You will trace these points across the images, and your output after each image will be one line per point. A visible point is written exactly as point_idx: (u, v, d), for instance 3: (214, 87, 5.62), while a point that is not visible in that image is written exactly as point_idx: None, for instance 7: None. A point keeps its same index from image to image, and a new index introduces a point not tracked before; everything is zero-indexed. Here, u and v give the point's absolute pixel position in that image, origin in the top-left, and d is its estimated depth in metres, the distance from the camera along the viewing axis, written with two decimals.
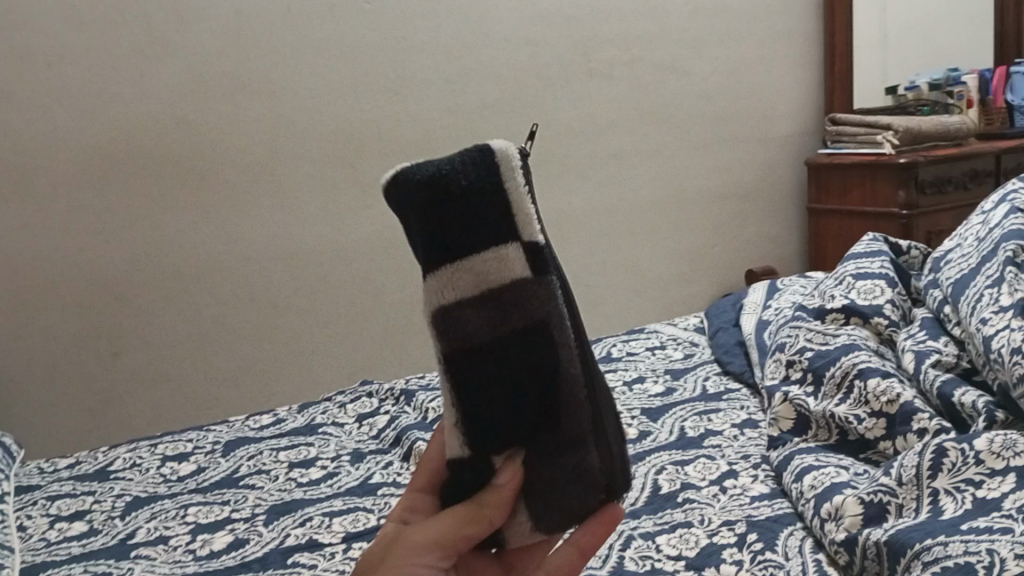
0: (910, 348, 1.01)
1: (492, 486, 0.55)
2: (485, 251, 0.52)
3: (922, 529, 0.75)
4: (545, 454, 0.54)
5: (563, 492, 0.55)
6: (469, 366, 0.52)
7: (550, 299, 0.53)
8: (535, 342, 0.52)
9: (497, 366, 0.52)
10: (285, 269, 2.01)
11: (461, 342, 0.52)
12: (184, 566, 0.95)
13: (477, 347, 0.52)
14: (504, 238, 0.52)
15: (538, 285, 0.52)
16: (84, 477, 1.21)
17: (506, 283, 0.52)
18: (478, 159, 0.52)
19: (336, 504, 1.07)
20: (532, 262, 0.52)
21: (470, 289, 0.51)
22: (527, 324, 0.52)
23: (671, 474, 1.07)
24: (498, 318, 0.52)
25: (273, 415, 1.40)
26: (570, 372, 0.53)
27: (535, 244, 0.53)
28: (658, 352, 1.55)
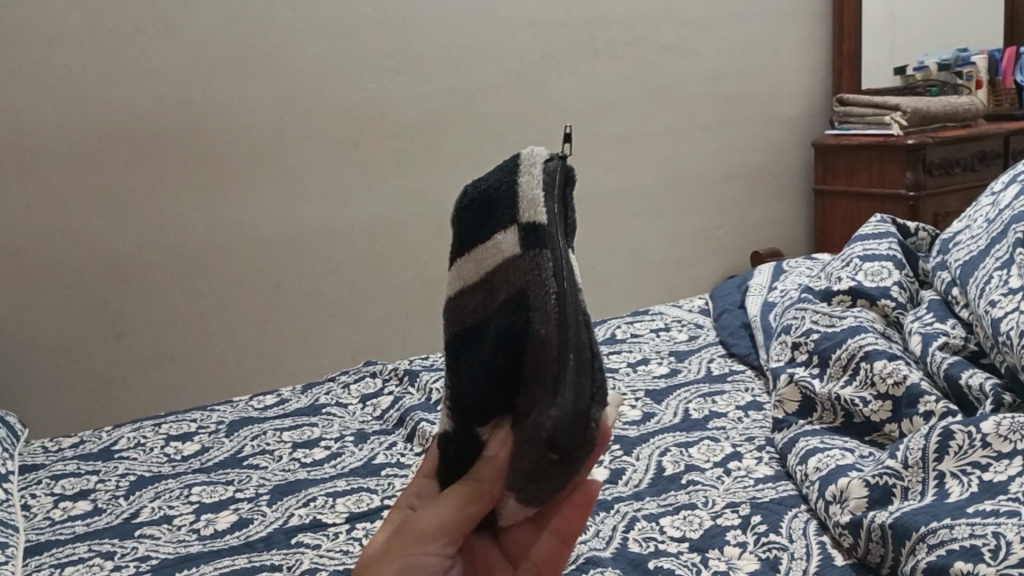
0: (917, 330, 1.00)
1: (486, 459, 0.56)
2: (490, 240, 0.56)
3: (928, 512, 0.74)
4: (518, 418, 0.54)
5: (521, 456, 0.53)
6: (466, 341, 0.56)
7: (536, 269, 0.53)
8: (512, 310, 0.54)
9: (481, 339, 0.55)
10: (289, 250, 2.00)
11: (459, 321, 0.57)
12: (188, 545, 0.96)
13: (471, 325, 0.56)
14: (504, 223, 0.56)
15: (527, 259, 0.54)
16: (88, 456, 1.21)
17: (497, 265, 0.55)
18: (505, 167, 0.59)
19: (340, 484, 1.07)
20: (527, 239, 0.54)
21: (473, 276, 0.57)
22: (508, 295, 0.54)
23: (675, 456, 1.07)
24: (489, 296, 0.56)
25: (276, 395, 1.40)
26: (541, 334, 0.52)
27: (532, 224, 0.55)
28: (663, 333, 1.55)
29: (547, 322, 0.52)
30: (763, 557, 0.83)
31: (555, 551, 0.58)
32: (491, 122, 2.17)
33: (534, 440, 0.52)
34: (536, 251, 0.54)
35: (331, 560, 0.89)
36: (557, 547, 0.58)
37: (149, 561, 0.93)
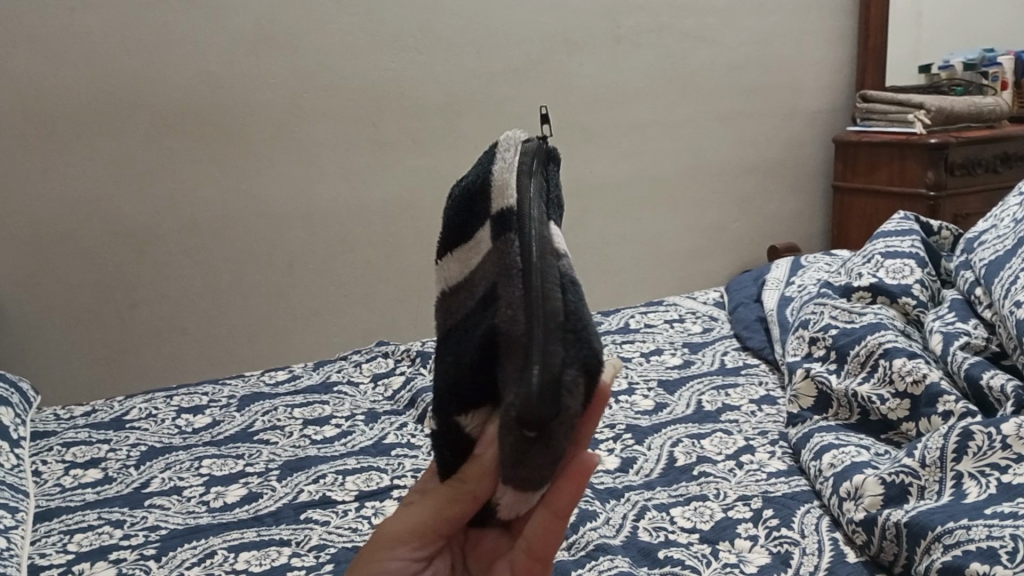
0: (938, 329, 0.99)
1: (474, 459, 0.53)
2: (471, 238, 0.56)
3: (944, 511, 0.74)
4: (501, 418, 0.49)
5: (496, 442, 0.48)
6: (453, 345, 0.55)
7: (507, 257, 0.51)
8: (485, 309, 0.52)
9: (462, 336, 0.54)
10: (303, 228, 2.00)
11: (446, 325, 0.56)
12: (198, 517, 0.96)
13: (455, 325, 0.55)
14: (482, 219, 0.55)
15: (498, 247, 0.52)
16: (99, 426, 1.22)
17: (479, 263, 0.55)
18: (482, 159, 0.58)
19: (349, 462, 1.06)
20: (497, 227, 0.52)
21: (456, 275, 0.57)
22: (486, 290, 0.53)
23: (687, 447, 1.06)
24: (471, 294, 0.54)
25: (288, 370, 1.40)
26: (503, 323, 0.49)
27: (507, 208, 0.53)
28: (677, 324, 1.54)
29: (510, 307, 0.49)
30: (774, 551, 0.83)
31: (547, 533, 0.54)
32: (512, 106, 2.16)
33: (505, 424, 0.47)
34: (500, 237, 0.52)
35: (340, 537, 0.89)
36: (551, 521, 0.53)
37: (159, 531, 0.93)
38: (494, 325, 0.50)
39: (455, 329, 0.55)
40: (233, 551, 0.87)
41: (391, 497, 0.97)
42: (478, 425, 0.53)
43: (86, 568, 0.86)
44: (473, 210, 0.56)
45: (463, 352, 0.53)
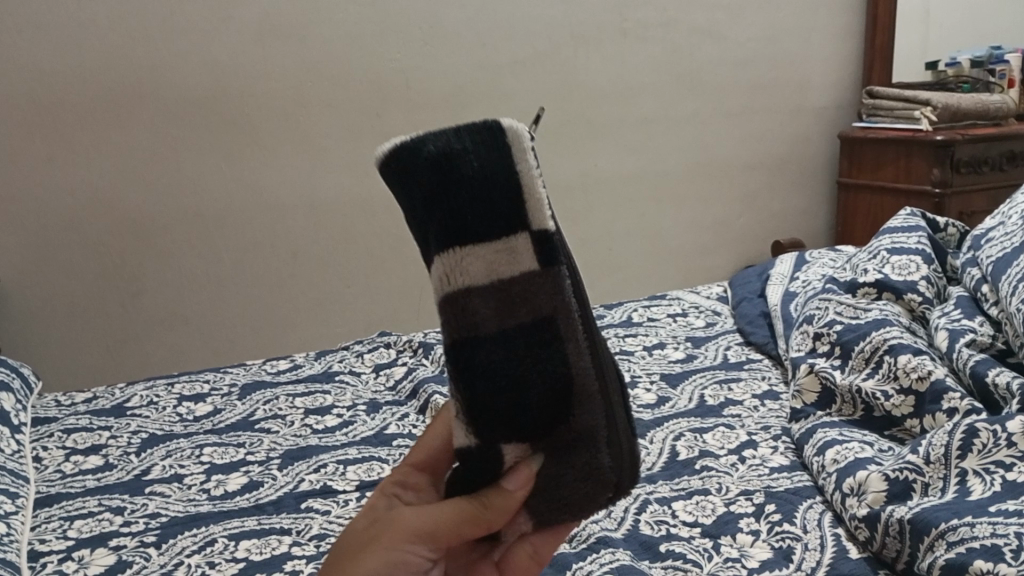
0: (944, 326, 0.98)
1: (502, 490, 0.52)
2: (497, 240, 0.48)
3: (948, 508, 0.73)
4: (568, 464, 0.52)
5: (560, 484, 0.53)
6: (477, 361, 0.49)
7: (561, 291, 0.50)
8: (535, 339, 0.49)
9: (502, 362, 0.49)
10: (305, 219, 1.99)
11: (464, 332, 0.49)
12: (199, 505, 0.96)
13: (484, 338, 0.49)
14: (515, 226, 0.49)
15: (545, 276, 0.49)
16: (100, 413, 1.21)
17: (515, 277, 0.49)
18: (485, 140, 0.48)
19: (351, 452, 1.06)
20: (540, 251, 0.49)
21: (479, 278, 0.49)
22: (532, 316, 0.49)
23: (689, 441, 1.06)
24: (504, 309, 0.49)
25: (290, 360, 1.39)
26: (577, 369, 0.50)
27: (549, 232, 0.49)
28: (680, 318, 1.53)
29: (581, 354, 0.50)
30: (776, 546, 0.83)
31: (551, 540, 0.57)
32: (517, 98, 2.15)
33: (589, 473, 0.52)
34: (550, 268, 0.50)
35: (341, 526, 0.89)
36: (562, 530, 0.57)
37: (159, 518, 0.93)
38: (562, 368, 0.49)
39: (481, 343, 0.49)
40: (233, 540, 0.87)
41: None
42: (515, 457, 0.52)
43: (86, 554, 0.86)
44: (495, 206, 0.48)
45: (516, 381, 0.49)
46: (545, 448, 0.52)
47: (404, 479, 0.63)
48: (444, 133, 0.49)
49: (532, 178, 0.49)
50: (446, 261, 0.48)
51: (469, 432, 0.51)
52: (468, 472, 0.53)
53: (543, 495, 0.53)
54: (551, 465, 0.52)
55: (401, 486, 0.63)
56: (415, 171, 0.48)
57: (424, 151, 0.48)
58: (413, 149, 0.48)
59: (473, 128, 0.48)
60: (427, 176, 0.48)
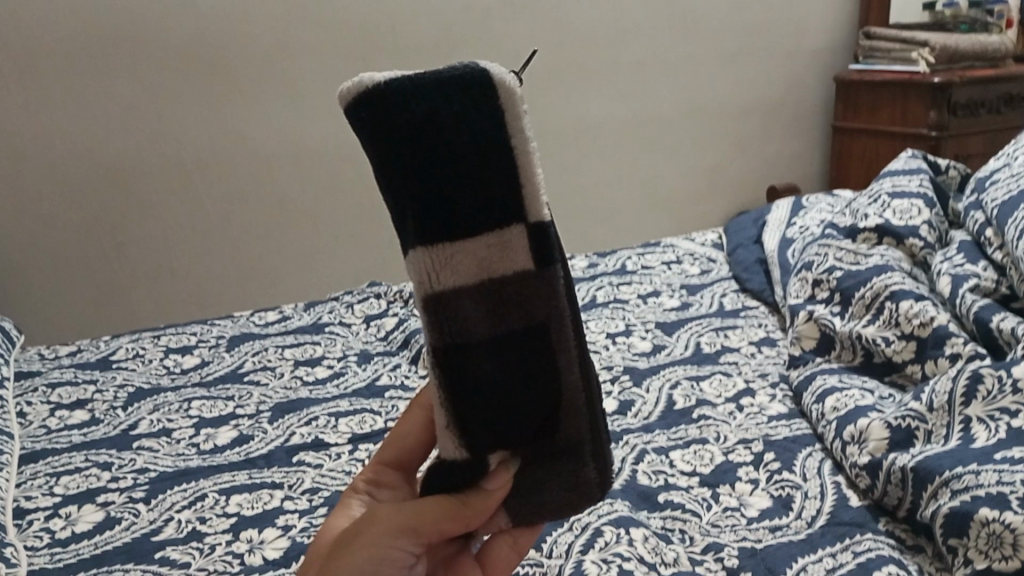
0: (946, 271, 0.96)
1: (481, 490, 0.50)
2: (489, 234, 0.45)
3: (953, 455, 0.72)
4: (549, 470, 0.51)
5: (537, 490, 0.52)
6: (467, 369, 0.46)
7: (556, 295, 0.47)
8: (526, 348, 0.47)
9: (494, 373, 0.47)
10: (291, 167, 1.94)
11: (455, 338, 0.46)
12: (188, 459, 0.94)
13: (474, 346, 0.46)
14: (510, 219, 0.45)
15: (541, 279, 0.46)
16: (85, 366, 1.19)
17: (508, 277, 0.46)
18: (469, 111, 0.43)
19: (343, 404, 1.04)
20: (536, 250, 0.46)
21: (470, 277, 0.45)
22: (526, 323, 0.47)
23: (686, 390, 1.04)
24: (496, 315, 0.46)
25: (278, 311, 1.36)
26: (568, 379, 0.48)
27: (545, 224, 0.46)
28: (674, 266, 1.51)
29: (572, 364, 0.48)
30: (776, 495, 0.82)
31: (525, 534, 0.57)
32: (507, 43, 2.10)
33: (572, 484, 0.51)
34: (546, 271, 0.47)
35: (334, 480, 0.87)
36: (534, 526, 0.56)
37: (148, 473, 0.91)
38: (554, 379, 0.48)
39: (472, 349, 0.46)
40: (224, 494, 0.86)
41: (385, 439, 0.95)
42: (496, 460, 0.49)
43: (73, 511, 0.84)
44: (488, 187, 0.44)
45: (506, 393, 0.47)
46: (527, 455, 0.50)
47: (376, 477, 0.63)
48: (433, 92, 0.43)
49: (528, 156, 0.45)
50: (432, 256, 0.45)
51: (459, 442, 0.48)
52: (441, 472, 0.51)
53: (522, 495, 0.52)
54: (532, 468, 0.51)
55: (373, 483, 0.62)
56: (393, 145, 0.43)
57: (405, 116, 0.43)
58: (396, 111, 0.42)
59: (465, 89, 0.43)
60: (416, 147, 0.43)
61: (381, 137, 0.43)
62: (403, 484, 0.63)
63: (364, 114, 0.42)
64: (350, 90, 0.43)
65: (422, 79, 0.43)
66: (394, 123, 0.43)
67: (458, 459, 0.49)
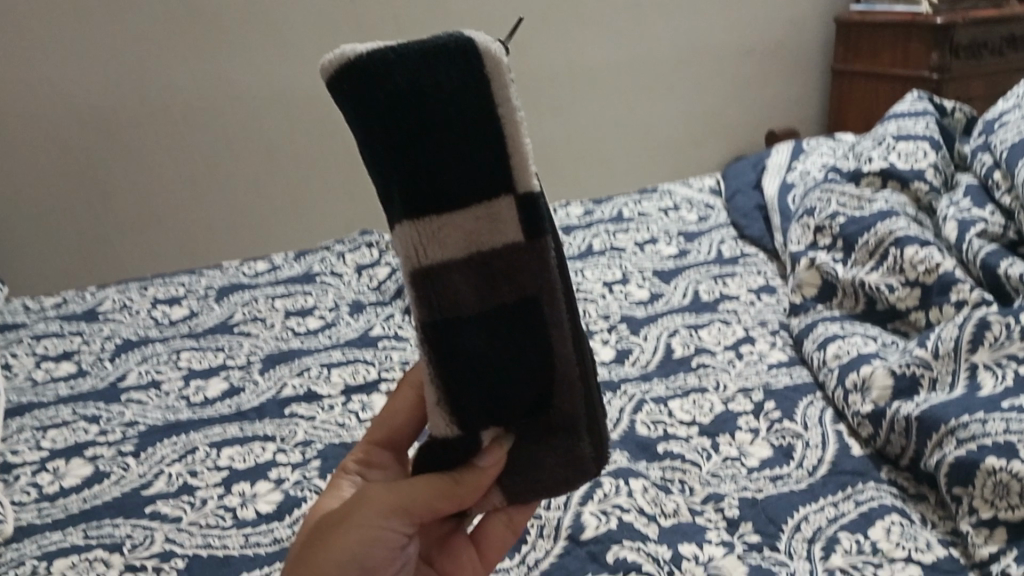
0: (952, 216, 0.94)
1: (474, 468, 0.49)
2: (477, 206, 0.43)
3: (959, 403, 0.71)
4: (544, 450, 0.49)
5: (532, 468, 0.50)
6: (457, 348, 0.44)
7: (548, 269, 0.45)
8: (517, 326, 0.45)
9: (484, 351, 0.44)
10: (279, 113, 1.88)
11: (444, 315, 0.44)
12: (177, 412, 0.92)
13: (464, 323, 0.44)
14: (499, 191, 0.43)
15: (532, 251, 0.44)
16: (72, 317, 1.16)
17: (497, 251, 0.44)
18: (456, 82, 0.40)
19: (335, 355, 1.02)
20: (526, 221, 0.44)
21: (457, 251, 0.43)
22: (516, 299, 0.44)
23: (684, 338, 1.02)
24: (486, 291, 0.44)
25: (268, 261, 1.33)
26: (562, 358, 0.46)
27: (535, 194, 0.43)
28: (672, 213, 1.48)
29: (566, 342, 0.46)
30: (777, 444, 0.80)
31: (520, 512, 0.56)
32: None
33: (568, 463, 0.49)
34: (538, 244, 0.44)
35: (326, 432, 0.86)
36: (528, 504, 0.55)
37: (137, 426, 0.89)
38: (547, 358, 0.45)
39: (462, 326, 0.44)
40: (215, 447, 0.84)
41: (378, 391, 0.93)
42: (489, 438, 0.48)
43: (61, 466, 0.83)
44: (477, 159, 0.42)
45: (499, 371, 0.45)
46: (521, 434, 0.48)
47: (368, 457, 0.60)
48: (417, 63, 0.40)
49: (516, 126, 0.42)
50: (418, 230, 0.42)
51: (450, 422, 0.47)
52: (433, 449, 0.50)
53: (516, 474, 0.50)
54: (525, 446, 0.49)
55: (365, 464, 0.60)
56: (377, 120, 0.41)
57: (389, 89, 0.40)
58: (379, 82, 0.40)
59: (450, 61, 0.40)
60: (401, 121, 0.41)
61: (363, 113, 0.40)
62: (395, 465, 0.61)
63: (345, 86, 0.40)
64: (330, 62, 0.40)
65: (407, 50, 0.40)
66: (375, 99, 0.40)
67: (450, 437, 0.47)
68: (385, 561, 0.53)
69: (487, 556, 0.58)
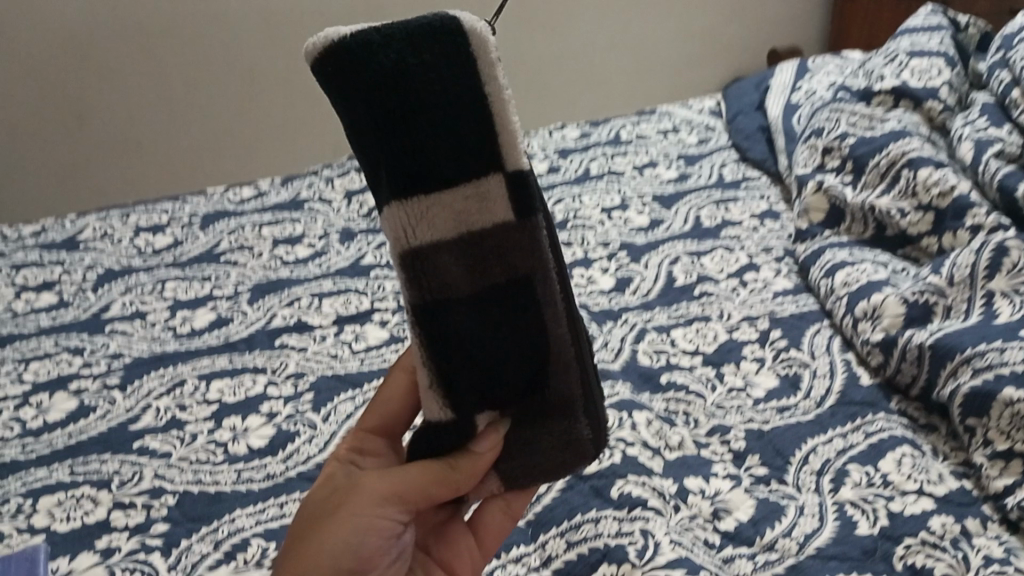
0: (967, 137, 0.90)
1: (469, 452, 0.49)
2: (465, 186, 0.44)
3: (975, 332, 0.69)
4: (540, 428, 0.50)
5: (527, 450, 0.51)
6: (448, 327, 0.46)
7: (538, 247, 0.46)
8: (508, 304, 0.46)
9: (475, 330, 0.46)
10: (262, 32, 1.75)
11: (435, 295, 0.45)
12: (164, 344, 0.89)
13: (456, 303, 0.46)
14: (487, 170, 0.44)
15: (521, 230, 0.45)
16: (51, 246, 1.12)
17: (488, 231, 0.45)
18: (439, 58, 0.42)
19: (326, 284, 0.98)
20: (516, 201, 0.45)
21: (446, 231, 0.45)
22: (507, 277, 0.46)
23: (686, 266, 0.99)
24: (477, 271, 0.45)
25: (253, 186, 1.27)
26: (554, 334, 0.47)
27: (523, 173, 0.45)
28: (671, 135, 1.42)
29: (557, 318, 0.47)
30: (783, 374, 0.78)
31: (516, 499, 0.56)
32: None
33: (562, 441, 0.51)
34: (529, 223, 0.45)
35: (319, 364, 0.83)
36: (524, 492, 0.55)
37: (122, 358, 0.86)
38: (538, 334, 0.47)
39: (453, 305, 0.46)
40: (204, 380, 0.81)
41: (371, 322, 0.90)
42: (483, 420, 0.49)
43: (44, 399, 0.80)
44: (463, 136, 0.43)
45: (490, 348, 0.46)
46: (516, 414, 0.49)
47: (359, 444, 0.56)
48: (401, 43, 0.41)
49: (500, 104, 0.43)
50: (407, 211, 0.44)
51: (444, 402, 0.48)
52: (430, 434, 0.50)
53: (512, 458, 0.51)
54: (520, 425, 0.50)
55: (357, 450, 0.56)
56: (362, 100, 0.42)
57: (373, 68, 0.41)
58: (362, 62, 0.41)
59: (433, 40, 0.42)
60: (384, 100, 0.42)
61: (346, 90, 0.42)
62: (389, 453, 0.57)
63: (330, 69, 0.41)
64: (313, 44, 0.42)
65: (390, 31, 0.42)
66: (360, 80, 0.41)
67: (445, 419, 0.49)
68: (378, 551, 0.50)
69: (484, 546, 0.56)
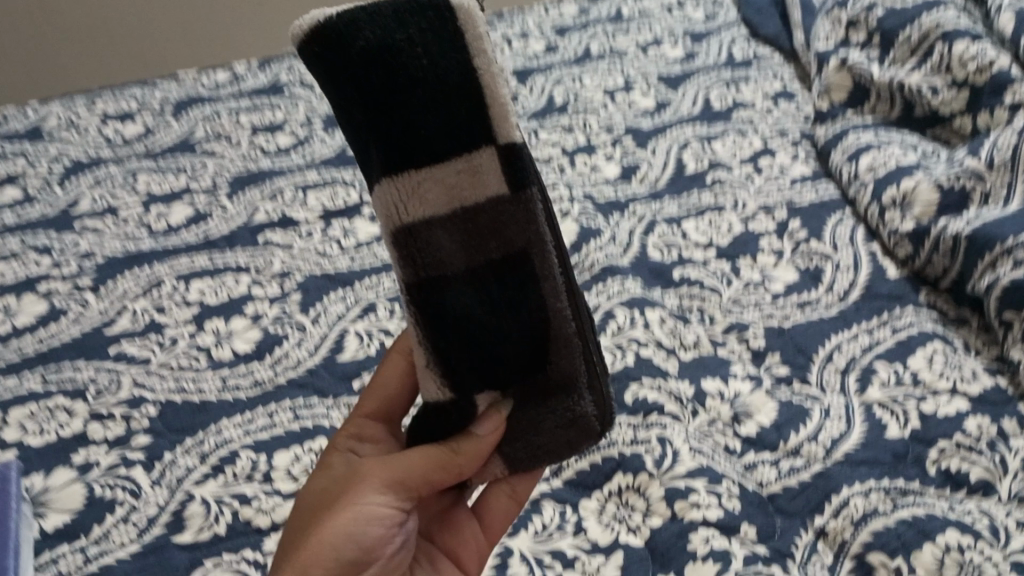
0: (1007, 6, 0.82)
1: (471, 436, 0.46)
2: (457, 161, 0.41)
3: (1016, 219, 0.64)
4: (543, 411, 0.47)
5: (533, 431, 0.47)
6: (444, 306, 0.43)
7: (535, 223, 0.43)
8: (505, 283, 0.43)
9: (474, 308, 0.43)
10: None
11: (430, 273, 0.42)
12: (139, 242, 0.83)
13: (451, 281, 0.43)
14: (478, 144, 0.41)
15: (516, 204, 0.43)
16: (13, 136, 1.03)
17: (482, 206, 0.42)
18: (429, 35, 0.39)
19: (310, 176, 0.90)
20: (509, 173, 0.42)
21: (439, 207, 0.42)
22: (504, 254, 0.43)
23: (696, 152, 0.91)
24: (472, 247, 0.43)
25: (229, 70, 1.15)
26: (554, 311, 0.44)
27: (516, 148, 0.42)
28: (675, 9, 1.30)
29: (557, 295, 0.44)
30: (803, 268, 0.73)
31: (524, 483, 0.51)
32: None
33: (569, 424, 0.47)
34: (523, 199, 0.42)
35: (306, 262, 0.77)
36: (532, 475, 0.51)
37: (93, 258, 0.80)
38: (537, 313, 0.44)
39: (448, 285, 0.43)
40: (183, 280, 0.76)
41: (361, 217, 0.84)
42: (484, 401, 0.46)
43: (12, 302, 0.75)
44: (455, 113, 0.40)
45: (488, 324, 0.43)
46: (518, 393, 0.46)
47: (358, 429, 0.52)
48: (388, 19, 0.39)
49: (492, 80, 0.40)
50: (399, 185, 0.41)
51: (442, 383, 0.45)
52: (427, 416, 0.47)
53: (516, 441, 0.47)
54: (523, 408, 0.46)
55: (355, 437, 0.52)
56: (349, 82, 0.39)
57: (359, 45, 0.38)
58: (348, 41, 0.38)
59: (422, 14, 0.39)
60: (371, 78, 0.39)
61: (336, 75, 0.39)
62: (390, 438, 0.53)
63: (318, 49, 0.39)
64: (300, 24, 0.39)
65: (379, 7, 0.39)
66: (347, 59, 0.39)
67: (443, 398, 0.45)
68: (381, 541, 0.46)
69: (492, 535, 0.51)
